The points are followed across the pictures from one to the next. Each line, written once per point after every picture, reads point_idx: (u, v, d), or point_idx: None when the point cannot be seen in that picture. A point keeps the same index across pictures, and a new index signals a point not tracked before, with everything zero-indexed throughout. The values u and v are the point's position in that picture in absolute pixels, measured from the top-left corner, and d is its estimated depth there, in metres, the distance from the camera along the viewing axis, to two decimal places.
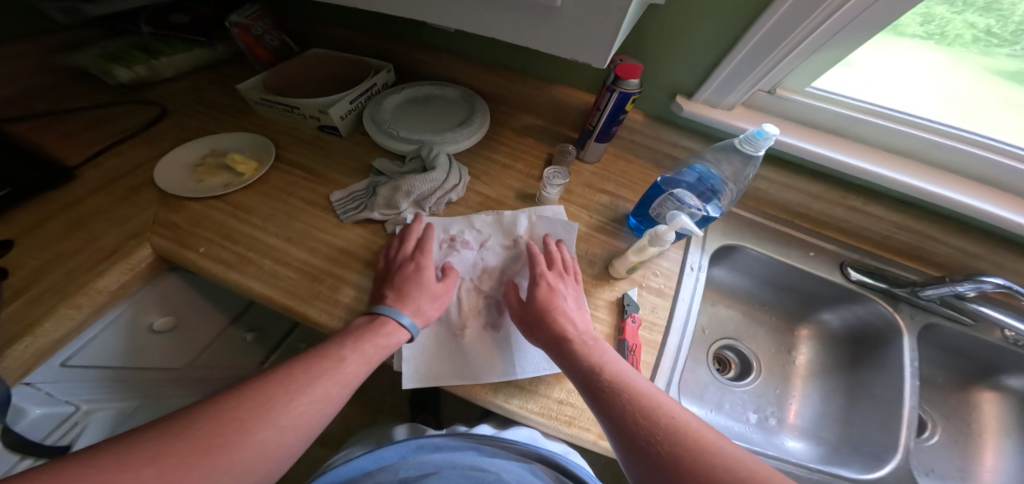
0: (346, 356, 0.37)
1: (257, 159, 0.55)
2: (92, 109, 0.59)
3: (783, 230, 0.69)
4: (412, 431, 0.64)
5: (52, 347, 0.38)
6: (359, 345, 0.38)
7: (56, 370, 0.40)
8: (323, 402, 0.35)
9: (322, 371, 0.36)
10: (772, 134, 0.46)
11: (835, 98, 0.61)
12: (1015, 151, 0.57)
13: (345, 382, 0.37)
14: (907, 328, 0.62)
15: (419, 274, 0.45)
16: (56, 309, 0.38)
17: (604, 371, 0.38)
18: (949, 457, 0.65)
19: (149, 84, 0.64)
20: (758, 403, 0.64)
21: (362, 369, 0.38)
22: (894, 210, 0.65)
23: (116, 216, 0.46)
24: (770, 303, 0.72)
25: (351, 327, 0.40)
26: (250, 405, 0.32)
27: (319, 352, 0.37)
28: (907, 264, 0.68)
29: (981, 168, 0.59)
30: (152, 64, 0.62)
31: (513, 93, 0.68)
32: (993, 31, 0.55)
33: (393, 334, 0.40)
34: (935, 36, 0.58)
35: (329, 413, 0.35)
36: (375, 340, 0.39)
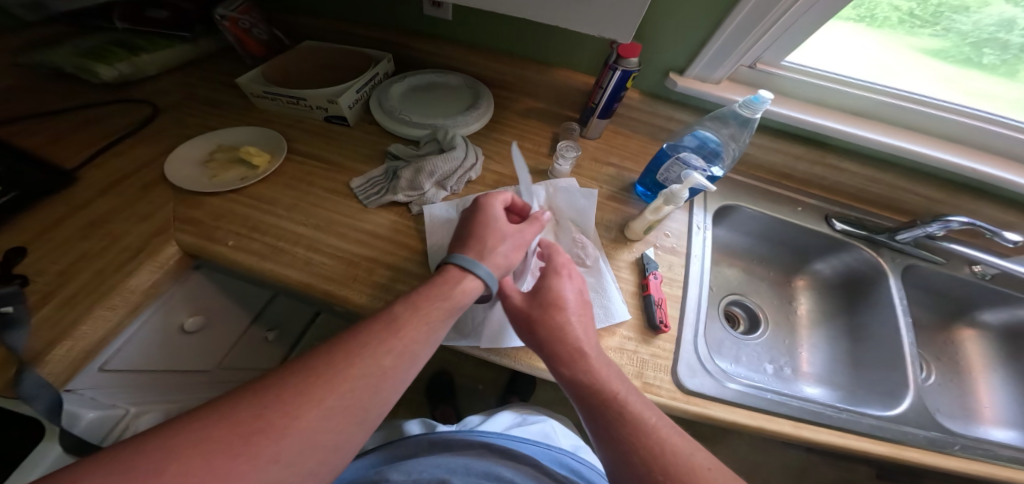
0: (405, 324, 0.33)
1: (269, 152, 0.54)
2: (80, 110, 0.56)
3: (772, 189, 0.74)
4: (426, 427, 0.60)
5: (90, 351, 0.37)
6: (420, 312, 0.34)
7: (96, 375, 0.39)
8: (393, 368, 0.32)
9: (382, 342, 0.32)
10: (767, 98, 0.49)
11: (810, 70, 0.66)
12: (959, 109, 0.64)
13: (411, 345, 0.33)
14: (890, 270, 0.68)
15: (502, 229, 0.42)
16: (92, 310, 0.37)
17: (605, 395, 0.36)
18: (954, 396, 0.70)
19: (133, 82, 0.61)
20: (772, 354, 0.69)
21: (423, 336, 0.34)
22: (867, 166, 0.71)
23: (131, 215, 0.45)
24: (767, 259, 0.77)
25: (411, 291, 0.37)
26: (303, 387, 0.29)
27: (378, 319, 0.34)
28: (881, 213, 0.74)
29: (939, 125, 0.66)
30: (134, 60, 0.59)
31: (513, 76, 0.69)
32: (916, 13, 0.61)
33: (455, 292, 0.37)
34: (866, 19, 0.63)
35: (392, 388, 0.32)
36: (432, 308, 0.35)
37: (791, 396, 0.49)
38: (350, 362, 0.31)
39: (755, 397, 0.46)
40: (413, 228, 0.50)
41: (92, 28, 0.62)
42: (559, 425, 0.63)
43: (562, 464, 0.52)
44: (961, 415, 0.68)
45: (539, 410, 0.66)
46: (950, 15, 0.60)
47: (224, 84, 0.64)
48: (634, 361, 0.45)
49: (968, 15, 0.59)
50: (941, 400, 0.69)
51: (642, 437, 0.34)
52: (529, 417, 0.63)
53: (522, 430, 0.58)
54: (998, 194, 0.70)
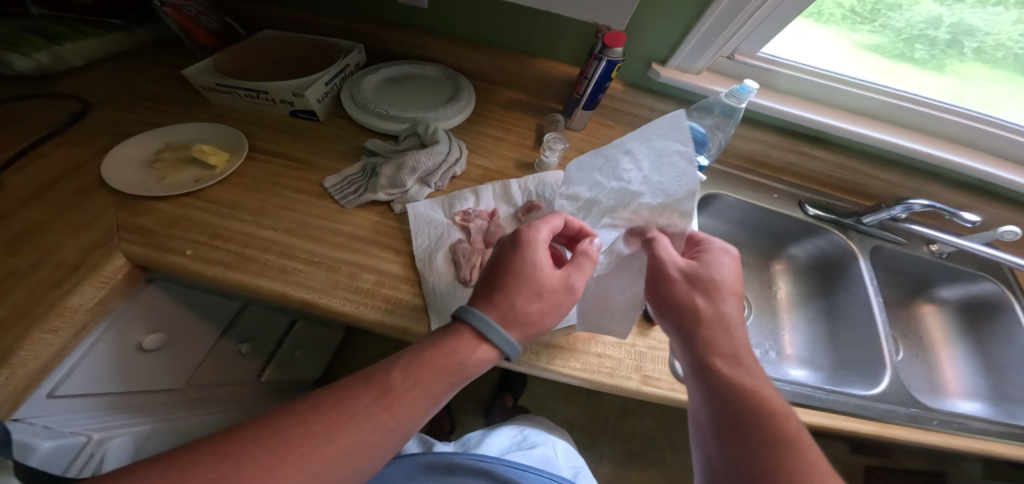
0: (406, 389, 0.28)
1: (228, 151, 0.49)
2: None
3: (750, 178, 0.76)
4: (424, 445, 0.58)
5: (32, 381, 0.32)
6: (421, 381, 0.29)
7: (44, 402, 0.34)
8: (376, 443, 0.27)
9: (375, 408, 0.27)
10: (753, 87, 0.50)
11: (785, 62, 0.67)
12: (917, 99, 0.68)
13: (406, 417, 0.28)
14: (859, 251, 0.71)
15: (547, 277, 0.34)
16: (29, 334, 0.32)
17: (751, 397, 0.32)
18: (920, 371, 0.75)
19: (55, 74, 0.54)
20: (757, 338, 0.71)
21: (423, 409, 0.29)
22: (835, 153, 0.74)
23: (64, 225, 0.39)
24: (746, 245, 0.80)
25: (426, 342, 0.31)
26: (276, 453, 0.24)
27: (374, 379, 0.29)
28: (847, 198, 0.78)
29: (899, 114, 0.69)
30: (55, 50, 0.52)
31: (492, 67, 0.66)
32: (857, 10, 0.64)
33: (469, 366, 0.30)
34: (813, 15, 0.65)
35: (371, 467, 0.27)
36: (441, 379, 0.29)
37: (781, 381, 0.50)
38: (335, 427, 0.26)
39: None
40: (395, 228, 0.47)
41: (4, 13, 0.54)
42: (561, 447, 0.61)
43: None
44: (928, 390, 0.72)
45: (541, 425, 0.65)
46: (885, 12, 0.64)
47: (171, 77, 0.58)
48: (632, 354, 0.44)
49: (901, 12, 0.63)
50: (909, 375, 0.74)
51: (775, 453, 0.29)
52: (531, 437, 0.61)
53: (522, 455, 0.57)
54: (951, 177, 0.74)
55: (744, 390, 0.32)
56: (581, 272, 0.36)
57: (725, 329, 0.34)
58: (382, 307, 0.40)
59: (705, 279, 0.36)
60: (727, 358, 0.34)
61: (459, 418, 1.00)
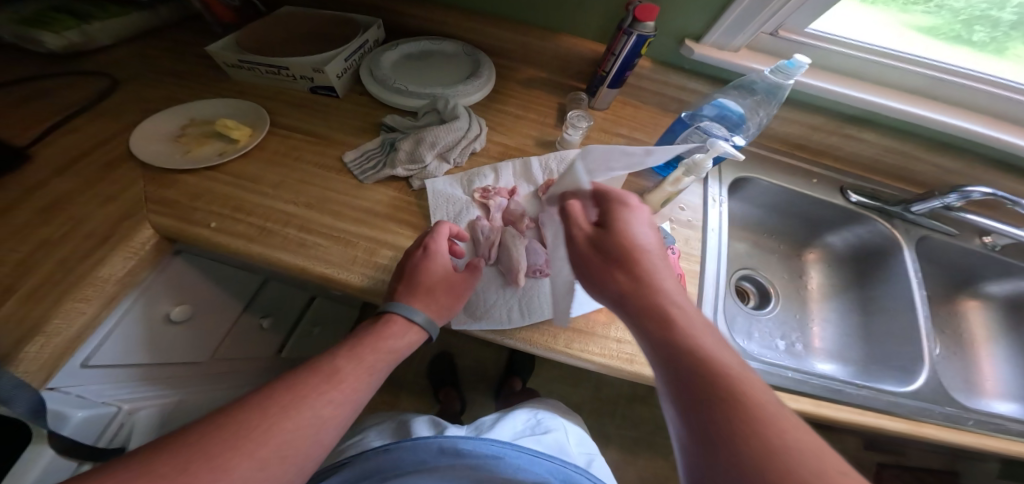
0: (350, 367, 0.32)
1: (249, 126, 0.49)
2: (32, 83, 0.50)
3: (786, 160, 0.71)
4: (435, 427, 0.57)
5: (70, 344, 0.34)
6: (360, 358, 0.33)
7: (78, 371, 0.36)
8: (332, 419, 0.29)
9: (320, 386, 0.30)
10: (804, 63, 0.46)
11: (838, 38, 0.62)
12: (982, 76, 0.61)
13: (355, 393, 0.31)
14: (904, 241, 0.66)
15: (449, 276, 0.39)
16: (62, 303, 0.33)
17: (671, 348, 0.29)
18: (958, 369, 0.69)
19: (83, 52, 0.55)
20: (784, 330, 0.68)
21: (366, 385, 0.33)
22: (881, 134, 0.68)
23: (96, 196, 0.41)
24: (778, 232, 0.75)
25: (356, 336, 0.35)
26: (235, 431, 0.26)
27: (315, 364, 0.32)
28: (894, 185, 0.72)
29: (961, 94, 0.63)
30: (84, 29, 0.53)
31: (513, 43, 0.64)
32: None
33: (398, 345, 0.35)
34: None
35: (328, 441, 0.29)
36: (375, 353, 0.34)
37: (810, 373, 0.48)
38: (287, 405, 0.28)
39: (775, 376, 0.45)
40: (413, 204, 0.46)
41: None
42: (572, 435, 0.60)
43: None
44: (963, 388, 0.67)
45: (554, 412, 0.64)
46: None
47: (196, 55, 0.58)
48: None
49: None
50: (946, 369, 0.68)
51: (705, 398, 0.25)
52: (545, 422, 0.60)
53: (534, 441, 0.56)
54: (1013, 163, 0.68)
55: (661, 342, 0.30)
56: (472, 273, 0.41)
57: (636, 288, 0.33)
58: None
59: (604, 243, 0.36)
60: (640, 317, 0.32)
61: (472, 401, 1.01)
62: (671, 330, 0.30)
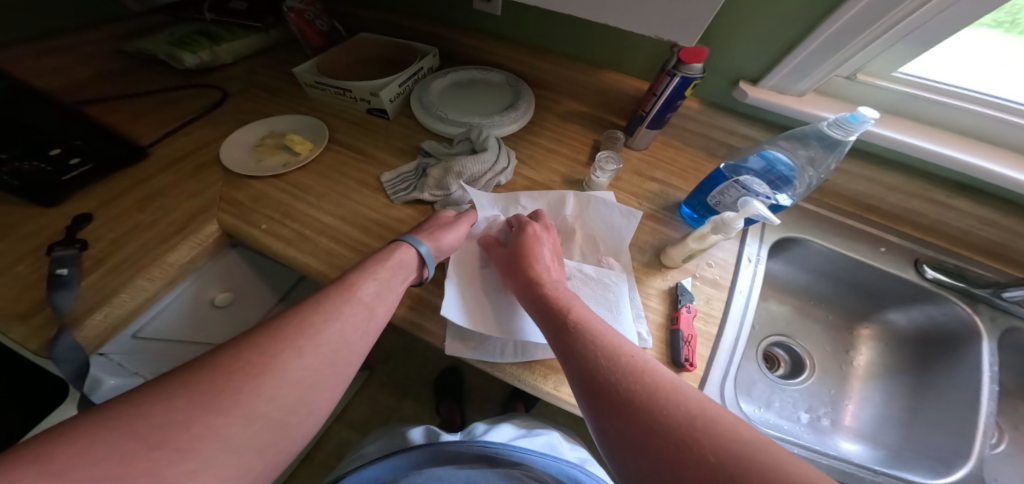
0: (360, 282, 0.37)
1: (311, 141, 0.56)
2: (160, 95, 0.60)
3: (855, 225, 0.63)
4: (428, 436, 0.60)
5: (127, 317, 0.41)
6: (369, 274, 0.37)
7: (130, 340, 0.44)
8: (355, 319, 0.34)
9: (339, 299, 0.34)
10: (870, 117, 0.41)
11: (934, 85, 0.52)
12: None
13: (371, 299, 0.36)
14: (986, 331, 0.56)
15: (443, 217, 0.47)
16: (133, 280, 0.41)
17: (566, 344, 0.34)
18: (1021, 468, 0.56)
19: (211, 69, 0.65)
20: (810, 401, 0.61)
21: (378, 289, 0.37)
22: (976, 203, 0.57)
23: (184, 193, 0.49)
24: (824, 299, 0.68)
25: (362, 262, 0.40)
26: (270, 333, 0.31)
27: (333, 282, 0.37)
28: (989, 264, 0.60)
29: None
30: (214, 50, 0.63)
31: (559, 77, 0.65)
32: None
33: (393, 260, 0.40)
34: (1004, 24, 0.49)
35: (357, 335, 0.34)
36: (378, 267, 0.39)
37: (819, 451, 0.43)
38: (310, 312, 0.33)
39: None
40: None
41: (185, 19, 0.69)
42: (563, 435, 0.61)
43: (569, 477, 0.49)
44: None
45: (543, 424, 0.64)
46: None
47: (281, 72, 0.67)
48: None
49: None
50: (1004, 474, 0.55)
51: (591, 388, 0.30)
52: (535, 428, 0.61)
53: (527, 440, 0.56)
54: None
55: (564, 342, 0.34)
56: (445, 211, 0.48)
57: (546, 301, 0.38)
58: (407, 302, 0.44)
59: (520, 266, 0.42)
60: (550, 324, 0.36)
61: (473, 418, 1.02)
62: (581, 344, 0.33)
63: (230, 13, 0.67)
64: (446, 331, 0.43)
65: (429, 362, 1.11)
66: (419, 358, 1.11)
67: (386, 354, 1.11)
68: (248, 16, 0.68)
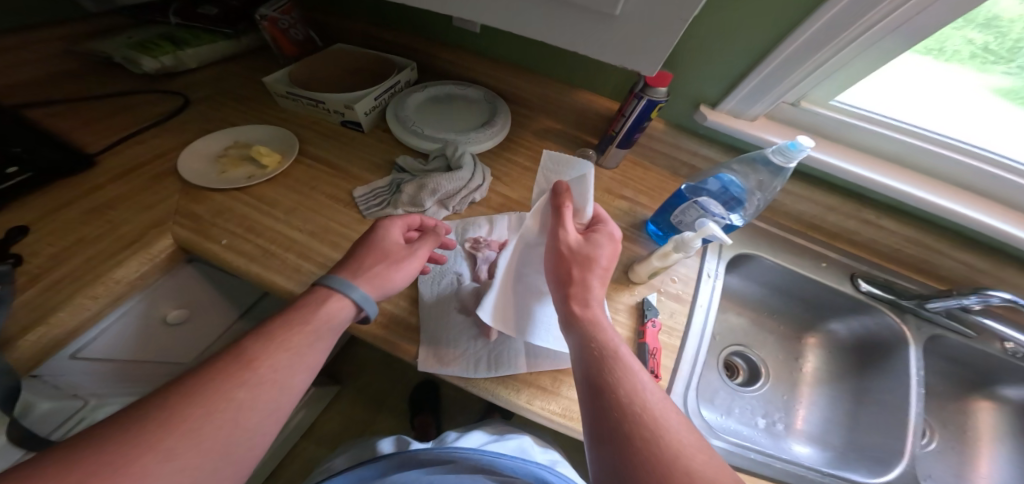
0: (267, 356, 0.31)
1: (280, 153, 0.55)
2: (116, 100, 0.57)
3: (799, 241, 0.68)
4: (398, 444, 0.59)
5: (64, 338, 0.39)
6: (285, 336, 0.32)
7: (66, 361, 0.41)
8: (259, 397, 0.29)
9: (240, 373, 0.29)
10: (806, 146, 0.45)
11: (867, 113, 0.58)
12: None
13: (282, 369, 0.31)
14: (913, 339, 0.62)
15: (390, 243, 0.42)
16: (74, 298, 0.39)
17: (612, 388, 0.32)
18: (948, 463, 0.65)
19: (174, 74, 0.62)
20: (766, 408, 0.66)
21: (293, 355, 0.32)
22: (902, 224, 0.64)
23: (137, 206, 0.47)
24: (777, 311, 0.73)
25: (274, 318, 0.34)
26: (133, 438, 0.24)
27: (233, 347, 0.31)
28: (914, 277, 0.66)
29: (1003, 191, 0.57)
30: (178, 55, 0.60)
31: (536, 95, 0.67)
32: (991, 48, 0.53)
33: (323, 313, 0.35)
34: (933, 52, 0.56)
35: (260, 415, 0.29)
36: (291, 334, 0.33)
37: (775, 456, 0.46)
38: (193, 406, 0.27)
39: (737, 455, 0.44)
40: None
41: (149, 22, 0.65)
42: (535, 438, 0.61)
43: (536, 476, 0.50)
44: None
45: (516, 428, 0.64)
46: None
47: (250, 79, 0.65)
48: None
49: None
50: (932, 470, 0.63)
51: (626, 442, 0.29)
52: (507, 433, 0.61)
53: (499, 445, 0.57)
54: None
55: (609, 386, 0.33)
56: (394, 232, 0.42)
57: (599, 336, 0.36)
58: (378, 320, 0.44)
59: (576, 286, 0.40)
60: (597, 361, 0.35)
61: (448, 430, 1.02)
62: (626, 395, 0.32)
63: (199, 18, 0.64)
64: (419, 345, 0.43)
65: (405, 374, 1.10)
66: (393, 371, 1.10)
67: (359, 367, 1.09)
68: (221, 22, 0.65)
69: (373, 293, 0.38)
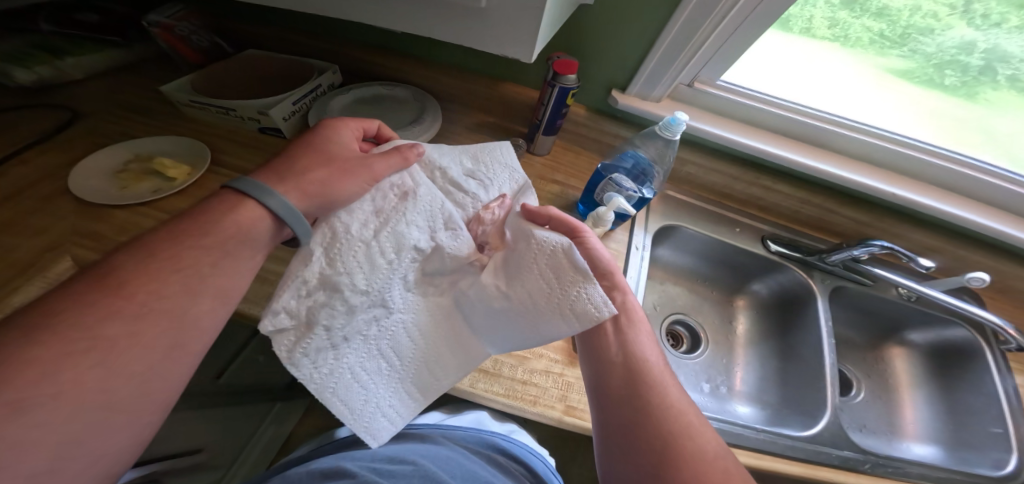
0: (154, 277, 0.28)
1: (190, 164, 0.52)
2: None
3: (715, 210, 0.75)
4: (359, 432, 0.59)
5: None
6: (161, 255, 0.29)
7: None
8: (135, 320, 0.26)
9: (108, 291, 0.27)
10: (682, 119, 0.50)
11: (747, 92, 0.65)
12: (917, 145, 0.64)
13: (166, 293, 0.28)
14: (819, 291, 0.70)
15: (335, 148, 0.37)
16: None
17: (638, 376, 0.37)
18: (875, 411, 0.71)
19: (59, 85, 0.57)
20: (709, 373, 0.71)
21: (176, 285, 0.28)
22: (800, 189, 0.72)
23: (28, 230, 0.43)
24: (710, 278, 0.79)
25: (163, 233, 0.31)
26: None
27: (103, 268, 0.28)
28: (817, 235, 0.75)
29: (878, 153, 0.66)
30: (57, 64, 0.55)
31: (462, 91, 0.68)
32: (886, 34, 0.61)
33: (227, 224, 0.31)
34: (840, 38, 0.64)
35: (129, 349, 0.26)
36: (193, 250, 0.30)
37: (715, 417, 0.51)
38: (57, 326, 0.25)
39: None
40: None
41: None
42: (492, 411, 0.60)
43: (490, 445, 0.53)
44: (885, 431, 0.69)
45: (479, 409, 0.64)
46: (916, 36, 0.60)
47: (152, 87, 0.61)
48: (559, 384, 0.44)
49: (933, 37, 0.60)
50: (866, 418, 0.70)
51: (645, 418, 0.35)
52: (466, 409, 0.60)
53: (454, 419, 0.56)
54: (934, 223, 0.71)
55: (635, 375, 0.37)
56: (338, 144, 0.38)
57: (634, 330, 0.39)
58: None
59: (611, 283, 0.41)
60: (631, 352, 0.38)
61: None
62: (644, 382, 0.37)
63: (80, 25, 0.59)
64: (326, 404, 0.34)
65: None
66: None
67: None
68: (104, 28, 0.60)
69: (304, 208, 0.33)
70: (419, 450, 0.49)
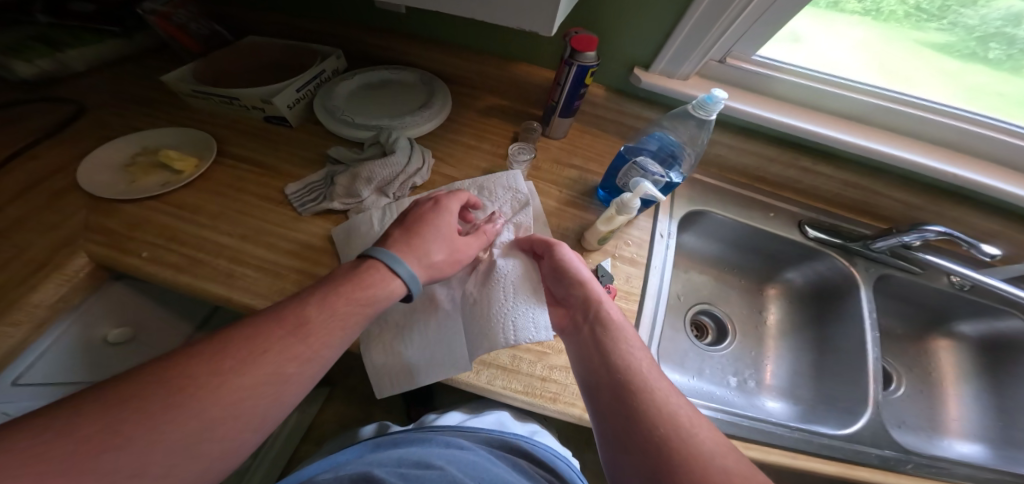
0: (322, 327, 0.31)
1: (197, 155, 0.51)
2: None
3: (746, 195, 0.69)
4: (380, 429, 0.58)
5: None
6: (328, 305, 0.32)
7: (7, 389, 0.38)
8: (301, 367, 0.30)
9: (290, 334, 0.30)
10: (720, 98, 0.45)
11: (783, 66, 0.59)
12: (977, 120, 0.57)
13: (333, 341, 0.32)
14: (862, 280, 0.65)
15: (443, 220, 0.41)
16: None
17: (624, 376, 0.34)
18: (917, 408, 0.66)
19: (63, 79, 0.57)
20: (737, 366, 0.67)
21: (336, 339, 0.32)
22: (841, 169, 0.66)
23: (41, 225, 0.42)
24: (738, 266, 0.75)
25: (325, 291, 0.33)
26: (190, 400, 0.26)
27: (281, 312, 0.31)
28: (859, 219, 0.69)
29: (934, 129, 0.59)
30: (59, 57, 0.55)
31: (471, 72, 0.65)
32: (923, 6, 0.55)
33: (379, 295, 0.35)
34: (871, 13, 0.58)
35: (290, 392, 0.30)
36: (353, 310, 0.33)
37: (742, 414, 0.47)
38: (250, 366, 0.28)
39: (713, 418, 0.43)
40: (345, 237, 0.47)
41: None
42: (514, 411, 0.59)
43: (515, 448, 0.50)
44: (925, 427, 0.63)
45: (496, 402, 0.62)
46: (957, 9, 0.54)
47: (156, 79, 0.60)
48: None
49: (975, 9, 0.53)
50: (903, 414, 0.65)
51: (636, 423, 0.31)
52: (485, 410, 0.59)
53: (475, 420, 0.55)
54: (991, 203, 0.64)
55: (621, 377, 0.34)
56: (445, 213, 0.42)
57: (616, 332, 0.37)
58: None
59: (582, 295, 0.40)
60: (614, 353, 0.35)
61: None
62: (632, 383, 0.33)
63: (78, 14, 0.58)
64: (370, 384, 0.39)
65: None
66: None
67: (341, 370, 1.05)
68: (101, 18, 0.59)
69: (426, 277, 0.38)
70: (444, 453, 0.47)
